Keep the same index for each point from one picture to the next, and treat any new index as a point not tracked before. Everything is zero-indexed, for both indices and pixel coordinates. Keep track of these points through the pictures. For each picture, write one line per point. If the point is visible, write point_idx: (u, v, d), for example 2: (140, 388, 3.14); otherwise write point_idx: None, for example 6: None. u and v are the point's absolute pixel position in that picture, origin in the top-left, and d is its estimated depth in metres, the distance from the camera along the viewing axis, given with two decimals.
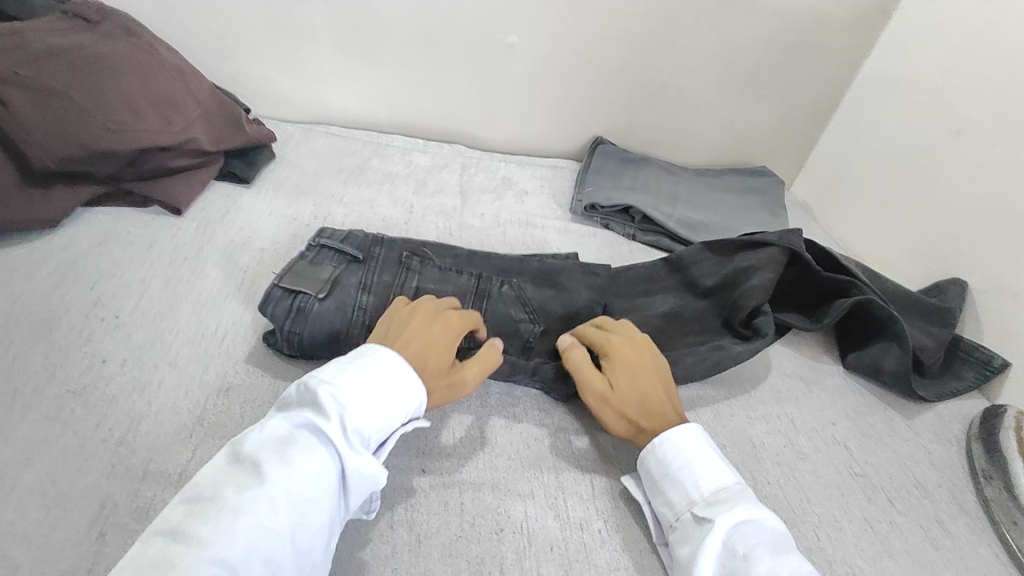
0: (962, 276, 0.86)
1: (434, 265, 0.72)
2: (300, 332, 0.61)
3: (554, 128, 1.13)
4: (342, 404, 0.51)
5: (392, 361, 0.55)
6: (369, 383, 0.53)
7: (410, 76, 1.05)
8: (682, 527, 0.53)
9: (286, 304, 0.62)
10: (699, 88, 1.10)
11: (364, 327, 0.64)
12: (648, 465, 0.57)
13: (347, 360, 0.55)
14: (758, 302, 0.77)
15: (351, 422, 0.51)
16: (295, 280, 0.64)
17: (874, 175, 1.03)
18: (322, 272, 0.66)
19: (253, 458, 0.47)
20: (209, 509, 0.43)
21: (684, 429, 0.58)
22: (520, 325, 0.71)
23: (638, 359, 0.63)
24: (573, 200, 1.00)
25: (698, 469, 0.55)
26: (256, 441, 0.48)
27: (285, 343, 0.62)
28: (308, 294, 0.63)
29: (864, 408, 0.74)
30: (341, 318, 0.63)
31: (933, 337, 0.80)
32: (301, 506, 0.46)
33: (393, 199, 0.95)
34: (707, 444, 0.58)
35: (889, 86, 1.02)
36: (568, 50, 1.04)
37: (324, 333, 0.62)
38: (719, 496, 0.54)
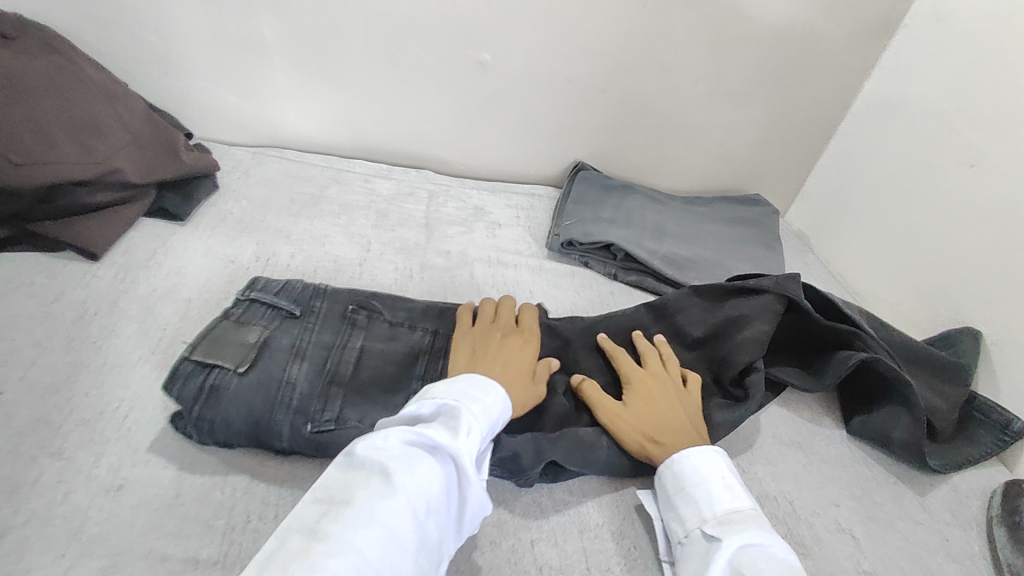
0: (976, 325, 0.78)
1: (383, 319, 0.65)
2: (211, 418, 0.52)
3: (531, 151, 1.04)
4: (467, 423, 0.50)
5: (498, 390, 0.55)
6: (484, 407, 0.52)
7: (372, 96, 0.96)
8: (690, 544, 0.53)
9: (198, 381, 0.54)
10: (688, 110, 1.02)
11: (290, 406, 0.54)
12: (664, 481, 0.57)
13: (459, 381, 0.54)
14: (750, 358, 0.69)
15: (474, 443, 0.49)
16: (213, 350, 0.56)
17: (876, 207, 0.95)
18: (249, 335, 0.58)
19: (385, 465, 0.45)
20: (347, 516, 0.41)
21: (704, 450, 0.58)
22: None
23: (659, 385, 0.65)
24: (550, 235, 0.92)
25: (715, 487, 0.55)
26: (387, 447, 0.46)
27: (194, 431, 0.52)
28: (225, 367, 0.55)
29: (870, 484, 0.66)
30: (263, 396, 0.54)
31: (945, 397, 0.72)
32: (424, 520, 0.44)
33: (349, 234, 0.85)
34: (726, 467, 0.57)
35: (891, 110, 0.94)
36: (545, 68, 0.95)
37: (240, 417, 0.53)
38: (732, 517, 0.53)
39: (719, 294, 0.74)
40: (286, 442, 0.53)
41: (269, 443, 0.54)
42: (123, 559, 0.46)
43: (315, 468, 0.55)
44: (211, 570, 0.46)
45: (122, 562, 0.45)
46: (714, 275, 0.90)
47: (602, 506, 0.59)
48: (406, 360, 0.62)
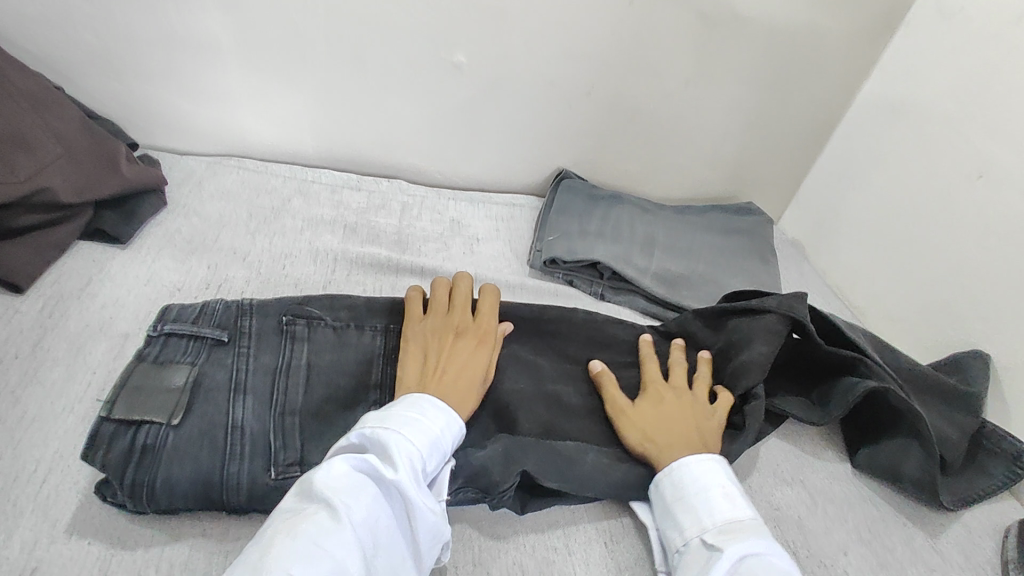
0: (984, 347, 0.74)
1: (324, 324, 0.59)
2: (149, 480, 0.45)
3: (512, 158, 0.98)
4: (409, 447, 0.46)
5: (445, 407, 0.51)
6: (430, 427, 0.49)
7: (338, 101, 0.88)
8: (688, 553, 0.49)
9: (126, 443, 0.46)
10: (678, 114, 0.96)
11: (242, 455, 0.48)
12: (662, 488, 0.53)
13: (403, 401, 0.51)
14: (751, 382, 0.64)
15: (419, 467, 0.46)
16: (135, 403, 0.48)
17: (876, 216, 0.90)
18: (174, 377, 0.51)
19: (324, 499, 0.42)
20: (285, 555, 0.38)
21: (706, 456, 0.54)
22: None
23: (677, 391, 0.61)
24: (532, 250, 0.85)
25: (717, 496, 0.51)
26: (325, 480, 0.43)
27: (130, 499, 0.45)
28: (155, 422, 0.47)
29: (880, 525, 0.61)
30: (208, 449, 0.47)
31: (955, 427, 0.67)
32: (371, 553, 0.41)
33: (313, 252, 0.78)
34: (729, 475, 0.53)
35: (891, 115, 0.89)
36: (526, 71, 0.88)
37: (184, 475, 0.46)
38: (732, 526, 0.49)
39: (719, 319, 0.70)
40: (243, 497, 0.47)
41: (224, 502, 0.47)
42: None
43: None
44: None
45: None
46: (708, 292, 0.84)
47: (590, 561, 0.53)
48: (361, 367, 0.57)
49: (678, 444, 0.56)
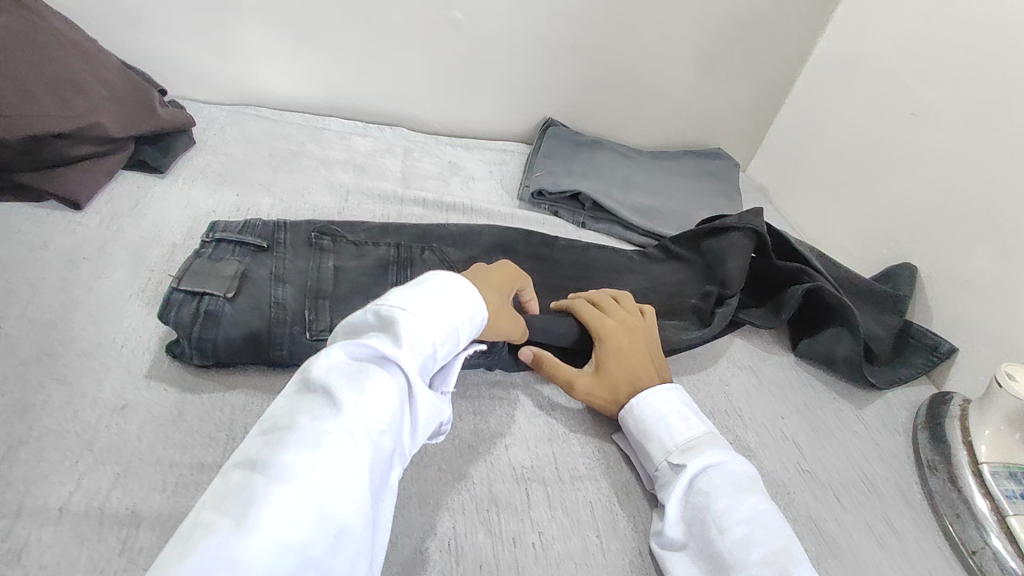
0: (913, 261, 0.85)
1: (347, 241, 0.70)
2: (213, 338, 0.56)
3: (504, 109, 1.07)
4: (412, 325, 0.48)
5: (452, 290, 0.53)
6: (434, 308, 0.50)
7: (347, 55, 0.98)
8: (662, 474, 0.56)
9: (192, 309, 0.57)
10: (653, 67, 1.06)
11: (285, 323, 0.59)
12: (627, 423, 0.60)
13: (406, 286, 0.52)
14: (728, 289, 0.75)
15: (419, 346, 0.47)
16: (197, 281, 0.59)
17: (829, 157, 1.01)
18: (227, 267, 0.62)
19: (327, 383, 0.42)
20: (289, 438, 0.39)
21: (658, 389, 0.61)
22: None
23: (625, 337, 0.65)
24: (521, 186, 0.96)
25: (674, 421, 0.58)
26: (327, 366, 0.43)
27: (197, 353, 0.56)
28: (215, 294, 0.58)
29: (814, 400, 0.73)
30: (258, 316, 0.59)
31: (884, 324, 0.80)
32: (375, 434, 0.42)
33: (328, 185, 0.88)
34: (680, 399, 0.61)
35: (842, 67, 1.00)
36: (516, 27, 0.98)
37: (240, 334, 0.57)
38: (692, 443, 0.57)
39: (692, 243, 0.81)
40: (286, 352, 0.58)
41: (272, 357, 0.59)
42: (133, 467, 0.50)
43: None
44: (214, 474, 0.50)
45: (133, 469, 0.49)
46: (679, 222, 0.95)
47: (569, 416, 0.64)
48: (378, 270, 0.68)
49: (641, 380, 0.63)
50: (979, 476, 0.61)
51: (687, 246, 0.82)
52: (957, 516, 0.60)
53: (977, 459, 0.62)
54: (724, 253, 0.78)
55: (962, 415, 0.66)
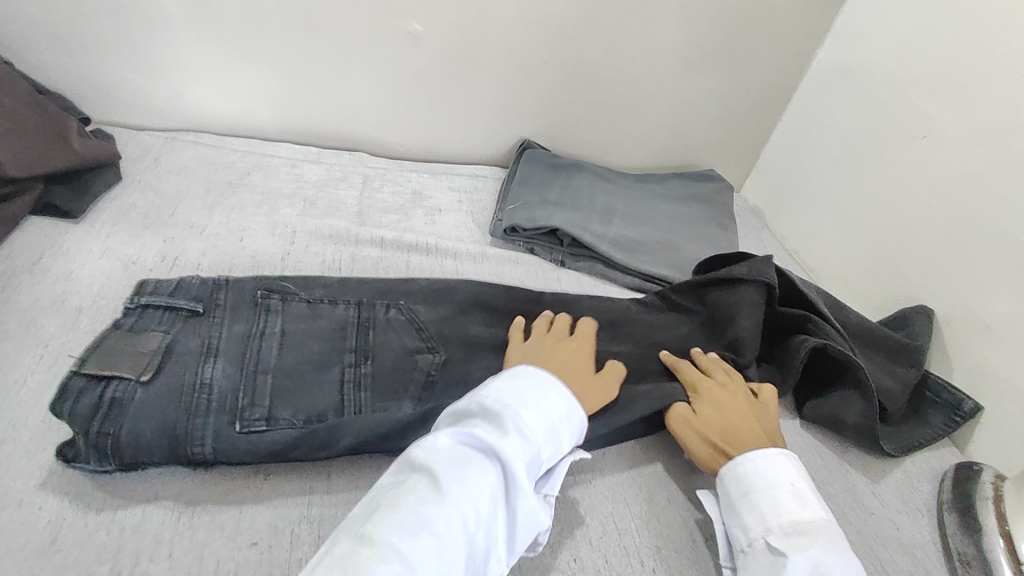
0: (927, 303, 0.75)
1: (299, 299, 0.61)
2: (116, 432, 0.47)
3: (474, 128, 0.97)
4: (514, 419, 0.47)
5: (558, 389, 0.51)
6: (538, 400, 0.49)
7: (293, 71, 0.87)
8: (752, 553, 0.50)
9: (95, 397, 0.49)
10: (637, 82, 0.96)
11: (211, 410, 0.50)
12: (725, 481, 0.54)
13: (514, 376, 0.51)
14: (743, 355, 0.66)
15: (519, 438, 0.46)
16: (106, 361, 0.51)
17: (831, 179, 0.92)
18: (149, 340, 0.54)
19: (429, 470, 0.43)
20: (390, 517, 0.40)
21: (773, 452, 0.54)
22: (418, 356, 0.60)
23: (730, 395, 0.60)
24: (493, 220, 0.86)
25: (785, 496, 0.51)
26: (433, 452, 0.44)
27: (94, 452, 0.47)
28: (126, 378, 0.50)
29: (822, 473, 0.63)
30: (176, 404, 0.50)
31: (898, 379, 0.70)
32: (471, 535, 0.41)
33: (270, 224, 0.77)
34: (796, 471, 0.54)
35: (844, 78, 0.90)
36: (483, 38, 0.88)
37: (151, 427, 0.48)
38: (800, 529, 0.49)
39: (691, 293, 0.72)
40: (209, 448, 0.49)
41: (189, 456, 0.49)
42: None
43: (218, 497, 0.49)
44: None
45: None
46: (669, 257, 0.85)
47: None
48: (335, 335, 0.59)
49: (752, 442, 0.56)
50: None
51: (689, 296, 0.72)
52: None
53: (1018, 558, 0.53)
54: (732, 309, 0.68)
55: (997, 499, 0.58)
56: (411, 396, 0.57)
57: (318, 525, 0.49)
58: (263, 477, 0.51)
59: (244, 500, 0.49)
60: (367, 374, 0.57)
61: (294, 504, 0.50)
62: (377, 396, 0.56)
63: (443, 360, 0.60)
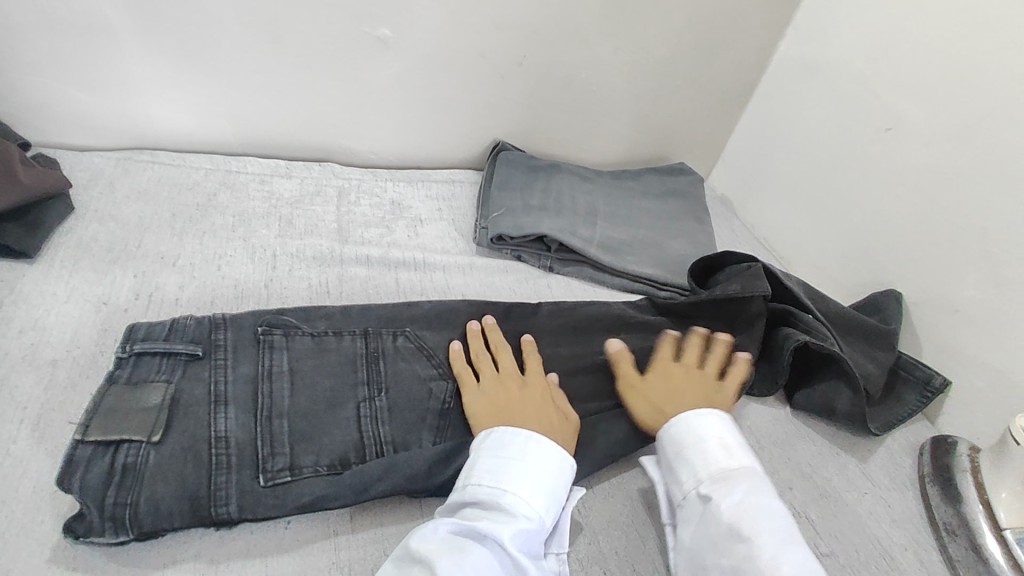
0: (896, 286, 0.80)
1: (302, 333, 0.59)
2: (133, 502, 0.45)
3: (448, 133, 0.95)
4: (510, 503, 0.48)
5: (551, 454, 0.52)
6: (530, 474, 0.50)
7: (257, 83, 0.82)
8: (689, 507, 0.53)
9: (105, 465, 0.46)
10: (609, 80, 0.96)
11: (230, 464, 0.48)
12: (662, 444, 0.57)
13: (500, 447, 0.51)
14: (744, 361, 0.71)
15: (521, 522, 0.47)
16: (110, 424, 0.48)
17: (798, 170, 0.95)
18: (151, 394, 0.51)
19: (427, 567, 0.43)
20: None
21: (703, 411, 0.57)
22: (432, 383, 0.59)
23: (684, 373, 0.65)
24: (478, 228, 0.85)
25: (708, 448, 0.54)
26: (429, 546, 0.45)
27: (111, 525, 0.45)
28: (136, 439, 0.48)
29: (817, 459, 0.67)
30: (194, 463, 0.48)
31: (876, 362, 0.74)
32: None
33: (249, 249, 0.74)
34: (726, 426, 0.56)
35: (808, 72, 0.93)
36: (456, 42, 0.85)
37: (170, 491, 0.46)
38: (726, 475, 0.52)
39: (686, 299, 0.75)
40: (233, 507, 0.47)
41: (213, 517, 0.47)
42: None
43: (243, 553, 0.47)
44: None
45: None
46: (654, 255, 0.87)
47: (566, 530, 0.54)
48: (346, 369, 0.57)
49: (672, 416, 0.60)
50: (1004, 543, 0.57)
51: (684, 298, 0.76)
52: None
53: (999, 523, 0.58)
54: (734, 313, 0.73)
55: (974, 468, 0.62)
56: (430, 426, 0.57)
57: (350, 569, 0.48)
58: (286, 526, 0.49)
59: (269, 552, 0.48)
60: (383, 406, 0.56)
61: (322, 550, 0.48)
62: (395, 431, 0.55)
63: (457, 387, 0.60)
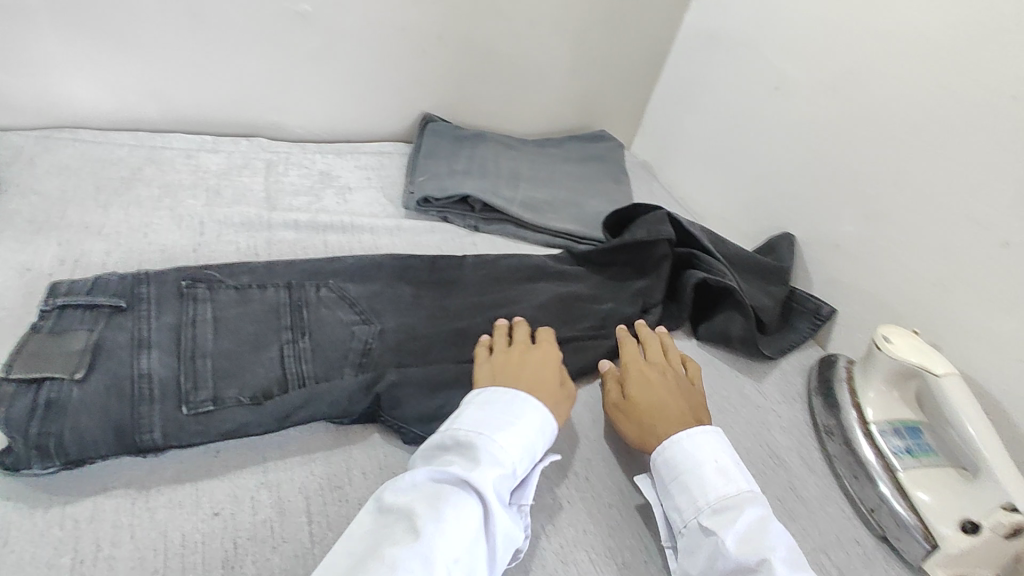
0: (790, 228, 0.88)
1: (226, 286, 0.62)
2: (58, 432, 0.47)
3: (375, 106, 0.98)
4: (489, 449, 0.49)
5: (523, 406, 0.54)
6: (509, 425, 0.52)
7: (177, 60, 0.84)
8: (689, 535, 0.52)
9: (28, 402, 0.48)
10: (526, 51, 1.01)
11: (154, 398, 0.51)
12: (658, 468, 0.56)
13: (484, 403, 0.54)
14: (649, 299, 0.79)
15: (495, 467, 0.49)
16: (33, 363, 0.50)
17: (705, 131, 1.02)
18: (74, 341, 0.52)
19: (406, 512, 0.45)
20: (369, 566, 0.41)
21: (697, 432, 0.56)
22: (354, 327, 0.63)
23: (666, 384, 0.63)
24: (405, 193, 0.89)
25: (707, 473, 0.54)
26: (407, 494, 0.46)
27: (36, 455, 0.47)
28: (58, 377, 0.49)
29: (718, 381, 0.74)
30: (118, 398, 0.50)
31: (772, 296, 0.82)
32: (452, 567, 0.43)
33: (175, 218, 0.75)
34: (723, 447, 0.56)
35: (708, 39, 1.01)
36: (373, 15, 0.89)
37: (94, 423, 0.48)
38: (728, 503, 0.52)
39: (601, 248, 0.80)
40: (158, 435, 0.50)
41: (140, 445, 0.50)
42: None
43: (171, 478, 0.50)
44: None
45: None
46: (574, 213, 0.92)
47: None
48: (269, 316, 0.61)
49: (655, 415, 0.59)
50: (870, 437, 0.64)
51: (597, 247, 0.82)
52: (854, 477, 0.63)
53: (866, 419, 0.65)
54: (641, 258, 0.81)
55: (850, 377, 0.70)
56: (352, 363, 0.60)
57: (276, 489, 0.51)
58: (215, 453, 0.52)
59: (198, 477, 0.50)
60: (306, 347, 0.59)
61: (250, 474, 0.51)
62: (320, 368, 0.58)
63: (378, 330, 0.63)
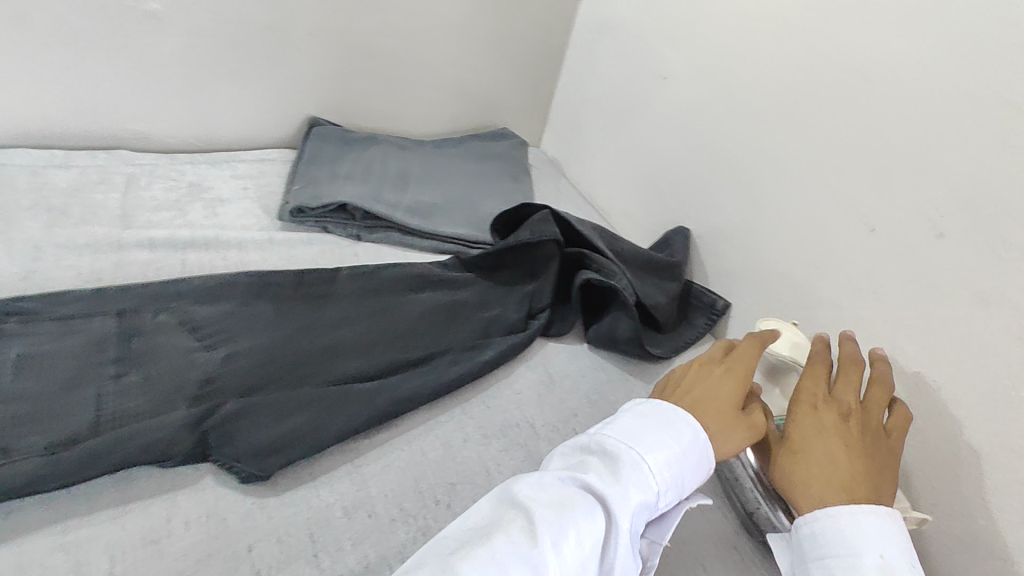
0: (686, 222, 0.86)
1: (43, 319, 0.56)
2: None
3: (253, 111, 0.92)
4: (639, 467, 0.44)
5: (686, 431, 0.47)
6: (666, 448, 0.45)
7: (6, 67, 0.75)
8: None
9: None
10: (414, 47, 0.97)
11: None
12: (802, 536, 0.46)
13: (642, 415, 0.48)
14: (535, 304, 0.75)
15: (638, 491, 0.43)
16: None
17: (604, 123, 1.00)
18: None
19: (529, 511, 0.40)
20: (476, 552, 0.38)
21: (865, 514, 0.45)
22: (195, 355, 0.57)
23: (847, 431, 0.50)
24: (281, 203, 0.83)
25: (865, 569, 0.42)
26: (535, 493, 0.42)
27: None
28: None
29: (606, 386, 0.70)
30: None
31: (667, 292, 0.78)
32: None
33: (6, 243, 0.68)
34: (895, 545, 0.43)
35: (601, 29, 0.98)
36: (236, 12, 0.83)
37: None
38: None
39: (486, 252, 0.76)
40: None
41: None
42: None
43: None
44: None
45: None
46: (466, 216, 0.88)
47: (335, 483, 0.54)
48: (92, 349, 0.55)
49: (814, 471, 0.48)
50: None
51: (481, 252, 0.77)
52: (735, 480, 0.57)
53: None
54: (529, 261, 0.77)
55: None
56: (187, 396, 0.54)
57: (76, 549, 0.45)
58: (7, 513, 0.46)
59: None
60: (133, 382, 0.54)
61: (47, 535, 0.45)
62: (144, 404, 0.53)
63: (223, 355, 0.58)
